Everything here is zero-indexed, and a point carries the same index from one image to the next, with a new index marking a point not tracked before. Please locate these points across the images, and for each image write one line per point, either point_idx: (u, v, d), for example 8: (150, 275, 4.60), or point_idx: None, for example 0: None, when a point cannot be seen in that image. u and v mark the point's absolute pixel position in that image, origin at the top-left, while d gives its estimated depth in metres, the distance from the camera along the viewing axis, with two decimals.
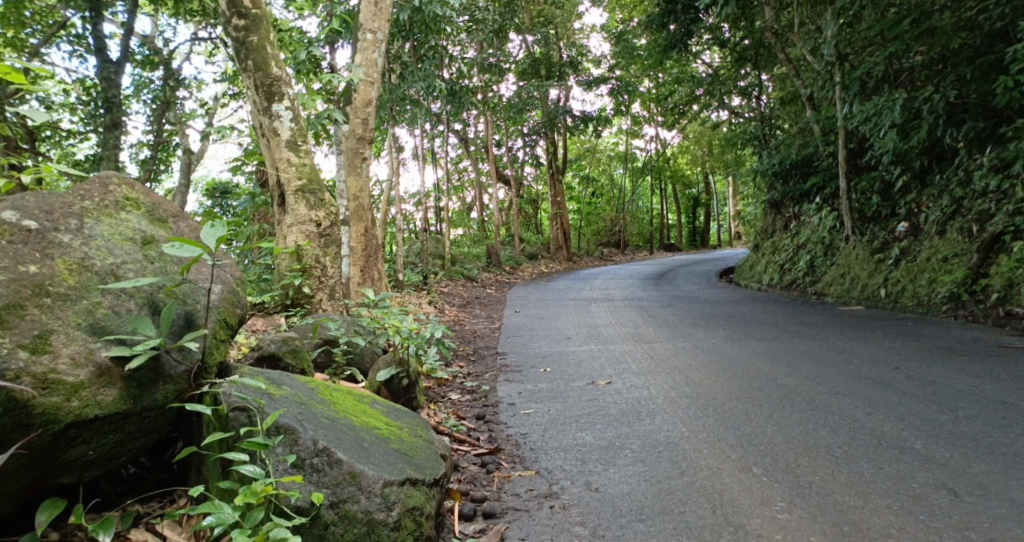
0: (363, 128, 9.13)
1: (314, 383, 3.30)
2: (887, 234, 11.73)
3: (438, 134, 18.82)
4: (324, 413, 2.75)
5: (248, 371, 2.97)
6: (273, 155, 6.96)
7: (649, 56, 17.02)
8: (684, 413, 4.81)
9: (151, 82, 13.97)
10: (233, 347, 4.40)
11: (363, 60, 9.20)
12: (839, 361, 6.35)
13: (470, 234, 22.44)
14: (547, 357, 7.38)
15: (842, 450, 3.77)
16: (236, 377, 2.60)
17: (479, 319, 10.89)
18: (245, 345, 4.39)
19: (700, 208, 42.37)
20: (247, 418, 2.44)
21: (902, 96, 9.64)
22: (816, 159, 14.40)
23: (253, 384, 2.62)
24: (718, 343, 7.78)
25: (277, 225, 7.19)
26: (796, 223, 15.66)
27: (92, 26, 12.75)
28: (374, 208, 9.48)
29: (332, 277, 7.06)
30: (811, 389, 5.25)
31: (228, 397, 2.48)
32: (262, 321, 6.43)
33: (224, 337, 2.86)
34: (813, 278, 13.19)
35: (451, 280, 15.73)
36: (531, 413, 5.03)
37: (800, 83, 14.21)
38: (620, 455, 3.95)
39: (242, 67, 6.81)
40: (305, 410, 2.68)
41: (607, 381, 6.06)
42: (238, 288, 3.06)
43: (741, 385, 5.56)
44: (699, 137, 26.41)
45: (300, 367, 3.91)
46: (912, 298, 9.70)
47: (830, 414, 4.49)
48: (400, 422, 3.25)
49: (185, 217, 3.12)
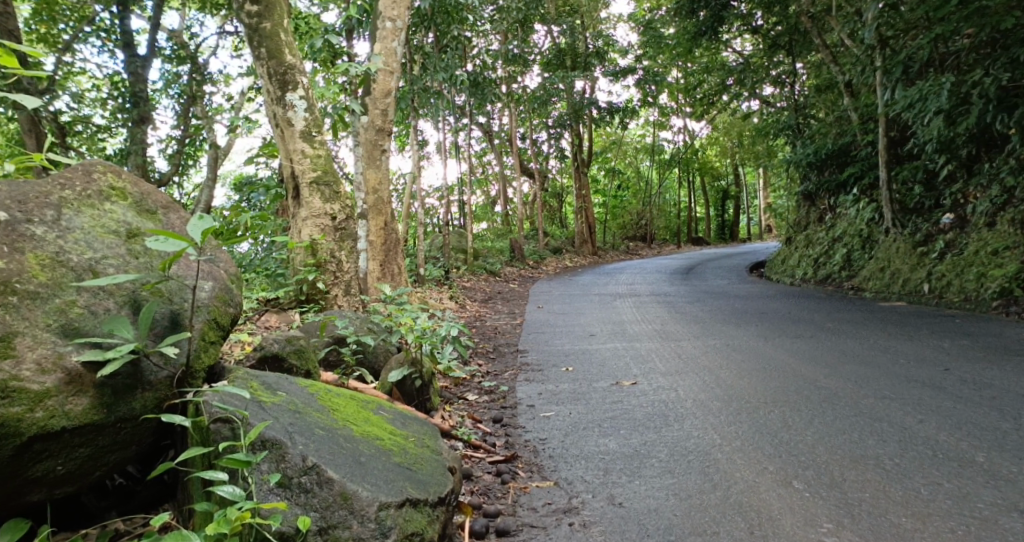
0: (382, 119, 8.91)
1: (315, 386, 3.06)
2: (930, 226, 11.25)
3: (462, 126, 18.61)
4: (320, 422, 2.51)
5: (240, 373, 2.74)
6: (287, 145, 6.76)
7: (678, 44, 16.60)
8: (715, 417, 4.52)
9: (179, 77, 13.92)
10: (235, 346, 4.22)
11: (382, 49, 8.94)
12: (883, 361, 6.01)
13: (495, 227, 22.20)
14: (570, 356, 7.10)
15: (894, 463, 3.48)
16: (221, 384, 2.38)
17: (503, 314, 10.64)
18: (248, 345, 4.19)
19: (729, 201, 41.63)
20: (230, 431, 2.22)
21: (949, 79, 9.25)
22: (854, 149, 13.91)
23: (238, 391, 2.39)
24: (750, 341, 7.44)
25: (292, 219, 6.99)
26: (831, 215, 15.16)
27: (119, 20, 12.70)
28: (393, 201, 9.29)
29: (348, 272, 6.86)
30: (854, 392, 4.94)
31: (209, 407, 2.26)
32: (275, 317, 6.26)
33: (214, 338, 2.64)
34: (850, 272, 12.72)
35: (475, 275, 15.54)
36: (551, 416, 4.77)
37: (836, 71, 13.72)
38: (646, 465, 3.68)
39: (256, 55, 6.64)
40: (296, 419, 2.44)
41: (633, 381, 5.79)
42: (231, 285, 2.85)
43: (776, 387, 5.25)
44: (729, 128, 25.88)
45: (305, 369, 3.70)
46: (959, 294, 9.27)
47: (877, 422, 4.19)
48: (406, 431, 3.00)
49: (177, 208, 2.90)
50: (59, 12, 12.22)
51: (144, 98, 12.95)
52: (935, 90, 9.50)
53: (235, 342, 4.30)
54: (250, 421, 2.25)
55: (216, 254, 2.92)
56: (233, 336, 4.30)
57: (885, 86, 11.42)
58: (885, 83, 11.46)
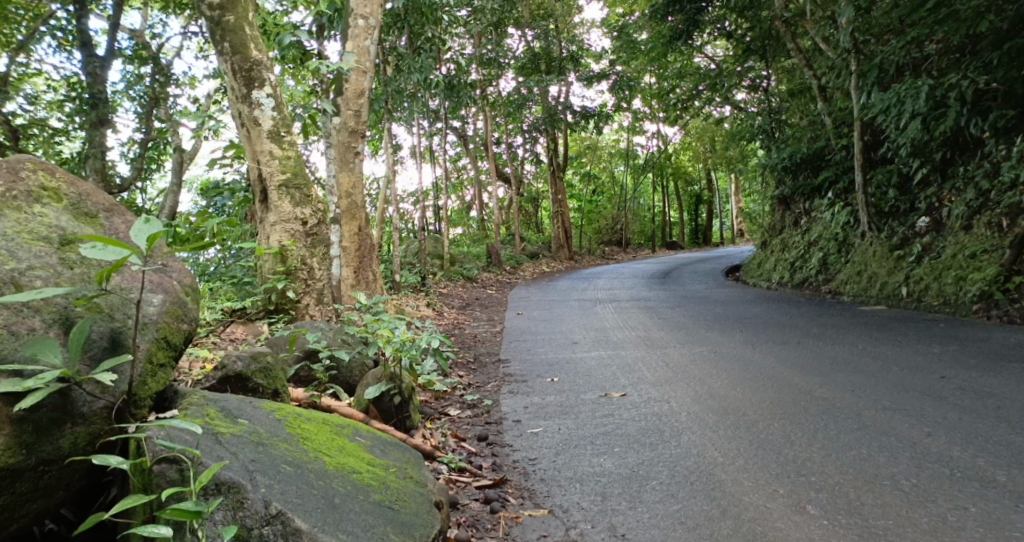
0: (355, 120, 8.54)
1: (284, 409, 2.72)
2: (906, 229, 11.16)
3: (436, 131, 18.28)
4: (286, 455, 2.19)
5: (194, 400, 2.40)
6: (253, 147, 6.39)
7: (653, 48, 16.48)
8: (712, 432, 4.26)
9: (142, 79, 13.40)
10: (194, 362, 3.86)
11: (354, 48, 8.58)
12: (875, 369, 5.78)
13: (471, 233, 21.87)
14: (553, 365, 6.81)
15: (913, 484, 3.24)
16: (168, 418, 2.04)
17: (481, 322, 10.31)
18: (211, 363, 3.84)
19: (702, 206, 41.68)
20: (178, 473, 1.89)
21: (927, 82, 9.16)
22: (829, 152, 13.87)
23: (188, 425, 2.06)
24: (737, 348, 7.21)
25: (259, 224, 6.61)
26: (806, 219, 15.06)
27: (76, 19, 12.15)
28: (367, 205, 8.94)
29: (320, 279, 6.51)
30: (852, 403, 4.70)
31: (153, 445, 1.93)
32: (241, 328, 5.89)
33: (162, 360, 2.32)
34: (827, 276, 12.60)
35: (450, 281, 15.21)
36: (540, 433, 4.46)
37: (811, 75, 13.63)
38: (647, 489, 3.41)
39: (218, 50, 6.25)
40: (260, 455, 2.12)
41: (622, 392, 5.50)
42: (186, 297, 2.53)
43: (772, 398, 4.99)
44: (701, 133, 25.84)
45: (273, 389, 3.36)
46: (938, 297, 9.15)
47: (885, 436, 3.95)
48: (387, 460, 2.66)
49: (120, 212, 2.57)
50: (13, 12, 11.70)
51: (104, 100, 12.43)
52: (912, 92, 9.35)
53: (194, 358, 3.92)
54: (202, 462, 1.93)
55: (168, 262, 2.59)
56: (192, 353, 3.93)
57: (860, 90, 11.32)
58: (861, 87, 11.36)
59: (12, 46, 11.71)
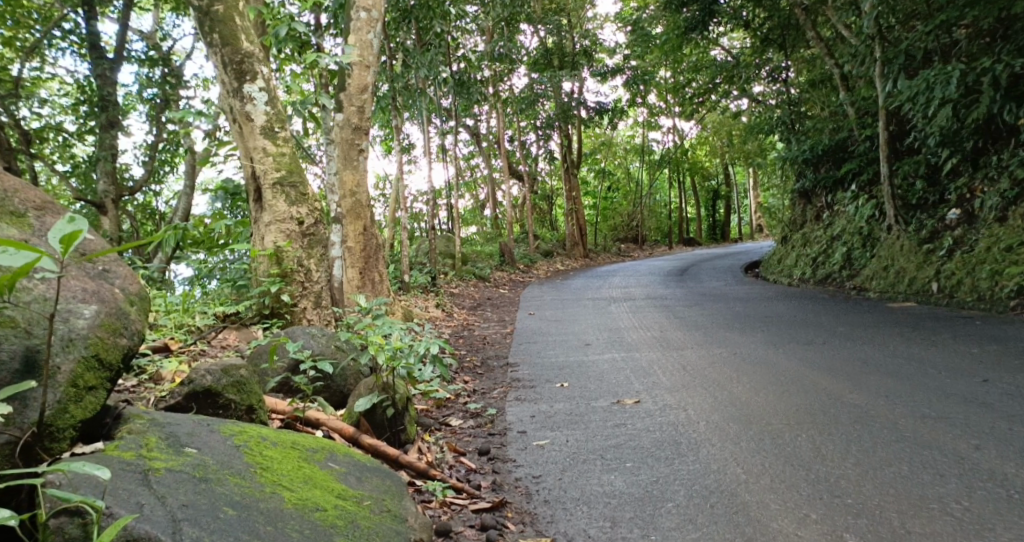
0: (359, 117, 8.24)
1: (247, 432, 2.41)
2: (936, 222, 10.67)
3: (448, 129, 17.97)
4: (228, 498, 1.88)
5: (134, 429, 2.10)
6: (246, 143, 6.11)
7: (667, 40, 15.93)
8: (734, 444, 3.89)
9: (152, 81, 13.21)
10: (167, 380, 3.58)
11: (357, 41, 8.24)
12: (909, 372, 5.37)
13: (485, 231, 21.51)
14: (564, 369, 6.47)
15: (965, 510, 2.87)
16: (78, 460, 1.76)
17: (491, 323, 9.97)
18: (176, 375, 3.66)
19: (720, 201, 40.96)
20: (79, 528, 1.62)
21: (960, 67, 8.67)
22: (851, 144, 13.41)
23: (104, 466, 1.77)
24: (758, 349, 6.82)
25: (253, 224, 6.31)
26: (828, 213, 14.55)
27: (85, 22, 11.94)
28: (372, 204, 8.62)
29: (318, 281, 6.21)
30: (888, 410, 4.31)
31: (51, 495, 1.65)
32: (234, 334, 5.63)
33: (91, 383, 2.12)
34: (851, 271, 12.11)
35: (462, 281, 14.90)
36: (546, 446, 4.12)
37: (832, 64, 13.13)
38: (662, 513, 3.05)
39: (208, 42, 5.98)
40: (195, 500, 1.81)
41: (636, 399, 5.14)
42: (126, 305, 2.37)
43: (799, 405, 4.61)
44: (718, 128, 25.30)
45: (248, 404, 3.06)
46: (971, 292, 8.68)
47: (927, 449, 3.57)
48: (362, 490, 2.33)
49: (53, 209, 2.39)
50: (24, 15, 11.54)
51: (114, 102, 12.22)
52: (943, 77, 8.90)
53: (167, 376, 3.63)
54: (111, 512, 1.64)
55: (110, 268, 2.47)
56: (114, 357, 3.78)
57: (885, 78, 10.83)
58: (886, 74, 10.89)
59: (23, 51, 11.54)
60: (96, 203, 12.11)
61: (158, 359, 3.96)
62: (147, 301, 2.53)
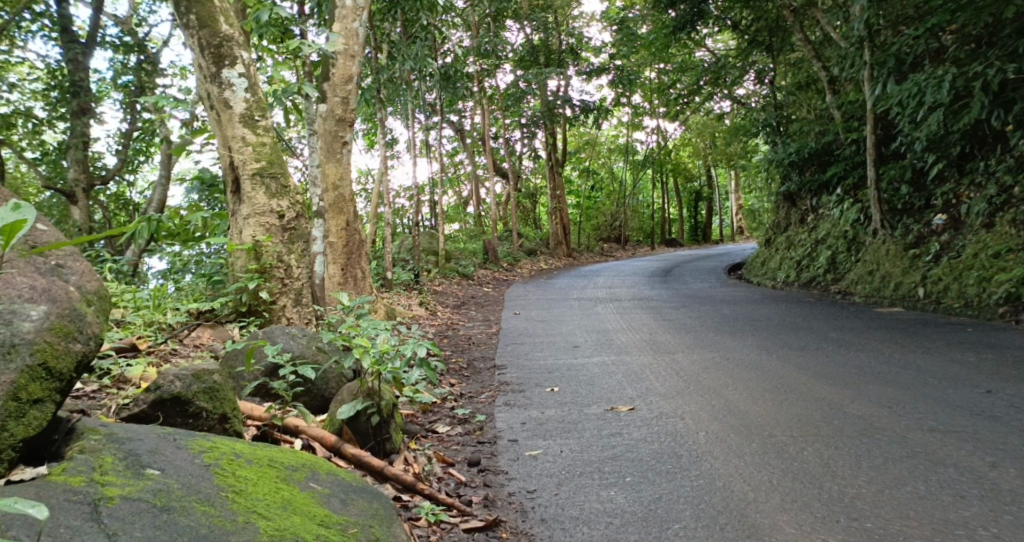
0: (343, 108, 7.97)
1: (220, 448, 2.15)
2: (921, 227, 10.60)
3: (432, 124, 17.66)
4: (190, 535, 1.64)
5: (88, 447, 1.86)
6: (224, 132, 5.82)
7: (656, 39, 15.50)
8: (737, 458, 3.69)
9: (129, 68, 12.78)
10: (131, 388, 3.32)
11: (342, 29, 7.96)
12: (909, 380, 5.20)
13: (467, 229, 21.20)
14: (553, 372, 6.25)
15: (994, 536, 2.68)
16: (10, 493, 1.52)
17: (476, 322, 9.74)
18: (142, 381, 3.42)
19: (701, 203, 40.94)
20: None
21: (952, 70, 8.50)
22: (837, 147, 13.33)
23: (44, 501, 1.54)
24: (750, 354, 6.64)
25: (231, 217, 6.01)
26: (813, 216, 14.44)
27: (56, 5, 11.52)
28: (356, 199, 8.34)
29: (298, 278, 5.94)
30: (893, 422, 4.12)
31: None
32: (209, 332, 5.35)
33: (38, 396, 1.88)
34: (836, 275, 12.01)
35: (445, 278, 14.66)
36: (539, 457, 3.89)
37: (820, 67, 13.01)
38: (668, 536, 2.84)
39: (184, 24, 5.69)
40: (153, 538, 1.59)
41: (630, 406, 4.94)
42: (82, 306, 2.12)
43: (801, 414, 4.42)
44: (702, 129, 25.18)
45: (221, 413, 2.80)
46: (959, 298, 8.59)
47: (941, 466, 3.39)
48: (347, 516, 2.09)
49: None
50: None
51: (87, 89, 11.77)
52: (933, 82, 8.66)
53: (131, 385, 3.37)
54: None
55: (65, 265, 2.23)
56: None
57: (874, 81, 10.69)
58: (875, 78, 10.75)
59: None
60: (66, 192, 11.71)
61: (125, 363, 3.70)
62: (107, 300, 2.28)
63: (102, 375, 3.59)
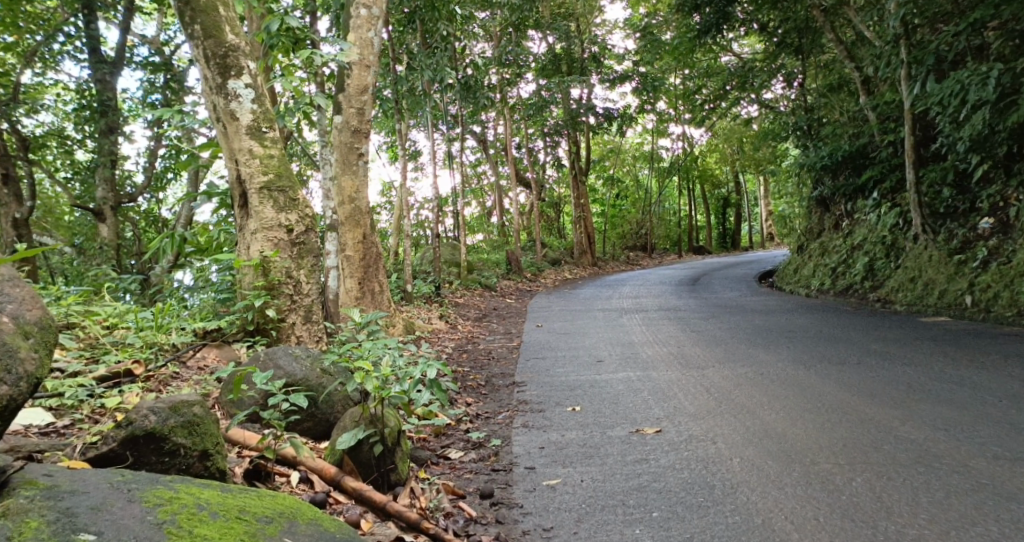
0: (358, 119, 7.73)
1: (181, 499, 1.94)
2: (967, 232, 10.10)
3: (454, 134, 17.43)
4: None
5: (15, 509, 1.70)
6: (231, 144, 5.62)
7: (681, 43, 15.14)
8: (778, 489, 3.34)
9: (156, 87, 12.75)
10: (99, 426, 3.13)
11: (356, 39, 7.76)
12: (965, 399, 4.79)
13: (491, 240, 20.91)
14: (575, 389, 5.92)
15: None
16: None
17: (497, 335, 9.44)
18: (115, 418, 3.20)
19: (729, 209, 40.16)
20: None
21: (997, 67, 8.06)
22: (872, 149, 12.84)
23: None
24: (785, 369, 6.24)
25: (239, 233, 5.80)
26: (849, 221, 13.91)
27: (84, 25, 11.51)
28: (372, 212, 8.02)
29: (308, 294, 5.69)
30: (951, 448, 3.74)
31: None
32: (214, 352, 5.14)
33: None
34: (874, 282, 11.50)
35: (468, 290, 14.40)
36: (558, 488, 3.58)
37: (853, 68, 12.52)
38: None
39: (189, 35, 5.52)
40: None
41: (657, 428, 4.60)
42: (13, 341, 2.05)
43: (846, 437, 4.05)
44: (728, 135, 24.63)
45: (201, 449, 2.58)
46: (1011, 306, 8.09)
47: (1014, 503, 3.01)
48: None
49: None
50: (24, 16, 11.11)
51: (114, 107, 11.69)
52: (978, 79, 8.21)
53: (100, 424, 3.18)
54: None
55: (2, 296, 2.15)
56: (44, 397, 3.43)
57: (911, 80, 10.25)
58: (912, 77, 10.30)
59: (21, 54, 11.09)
60: (95, 209, 11.65)
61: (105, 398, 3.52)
62: (50, 332, 2.22)
63: (82, 410, 3.42)
